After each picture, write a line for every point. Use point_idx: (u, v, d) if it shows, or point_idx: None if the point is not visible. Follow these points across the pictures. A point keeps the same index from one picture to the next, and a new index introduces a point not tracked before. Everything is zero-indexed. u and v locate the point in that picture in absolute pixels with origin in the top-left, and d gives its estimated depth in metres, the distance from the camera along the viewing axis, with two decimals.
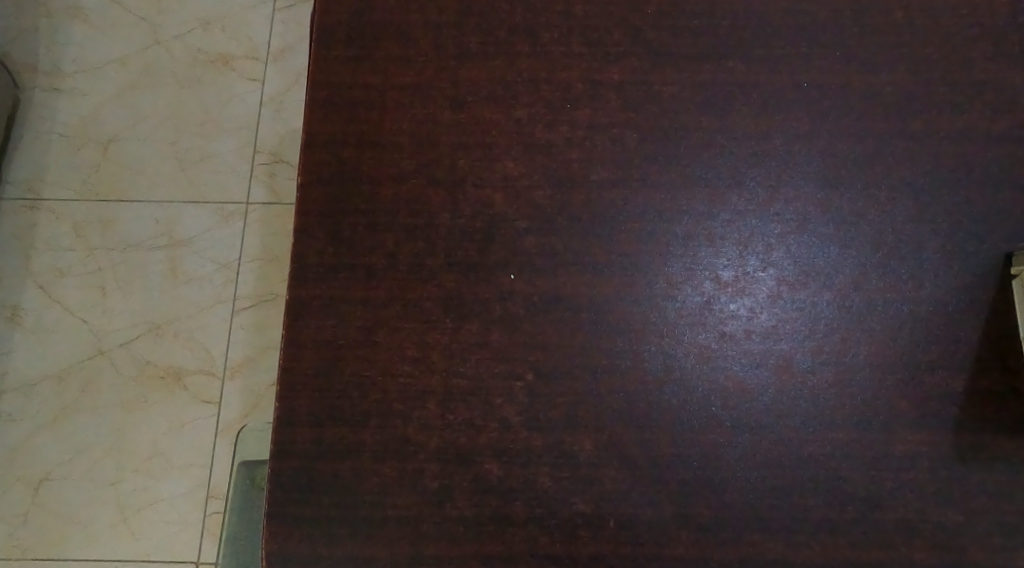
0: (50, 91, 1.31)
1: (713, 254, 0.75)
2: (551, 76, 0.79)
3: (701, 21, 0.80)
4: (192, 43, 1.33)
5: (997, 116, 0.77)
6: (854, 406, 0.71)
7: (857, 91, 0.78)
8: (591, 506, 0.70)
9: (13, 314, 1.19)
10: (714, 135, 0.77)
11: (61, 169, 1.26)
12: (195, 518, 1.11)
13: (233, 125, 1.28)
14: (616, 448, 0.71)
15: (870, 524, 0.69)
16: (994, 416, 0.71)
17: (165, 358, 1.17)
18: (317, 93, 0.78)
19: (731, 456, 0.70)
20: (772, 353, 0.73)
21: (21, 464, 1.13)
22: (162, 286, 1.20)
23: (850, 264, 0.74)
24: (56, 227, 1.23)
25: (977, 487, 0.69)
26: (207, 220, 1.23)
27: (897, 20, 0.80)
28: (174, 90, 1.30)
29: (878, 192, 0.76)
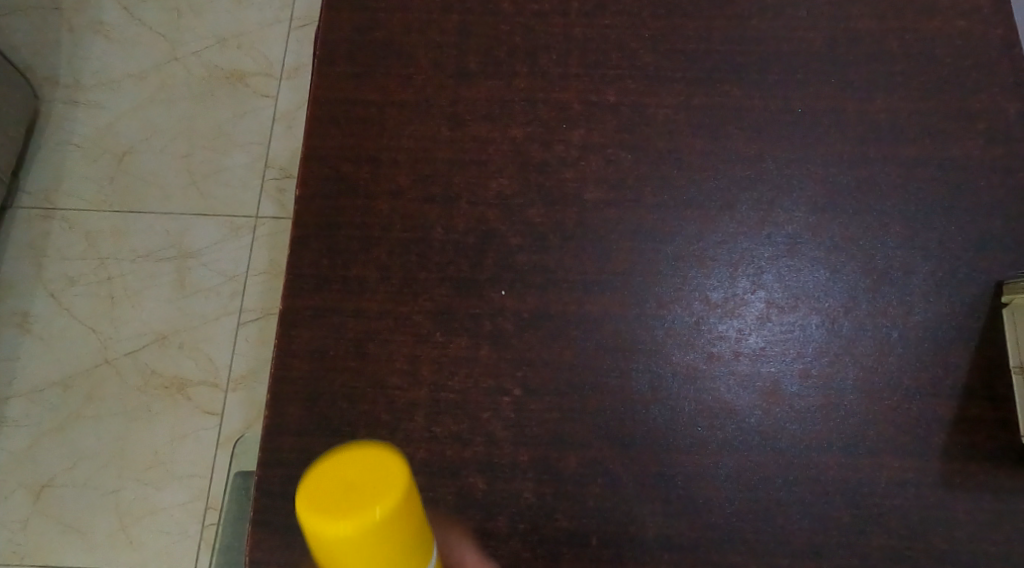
0: (68, 104, 1.33)
1: (704, 276, 0.75)
2: (547, 96, 0.80)
3: (698, 46, 0.82)
4: (209, 59, 1.35)
5: (990, 146, 0.77)
6: (842, 429, 0.71)
7: (851, 118, 0.79)
8: (573, 523, 0.69)
9: (22, 321, 1.21)
10: (707, 158, 0.78)
11: (76, 180, 1.28)
12: (194, 529, 1.10)
13: (244, 140, 1.30)
14: (600, 466, 0.71)
15: (855, 550, 0.68)
16: (984, 445, 0.70)
17: (169, 368, 1.18)
18: (317, 109, 0.80)
19: (716, 477, 0.70)
20: (760, 376, 0.73)
21: (25, 470, 1.14)
22: (169, 296, 1.21)
23: (840, 289, 0.75)
24: (70, 236, 1.25)
25: (964, 517, 0.69)
26: (216, 233, 1.25)
27: (892, 48, 0.81)
28: (189, 104, 1.32)
29: (869, 217, 0.76)
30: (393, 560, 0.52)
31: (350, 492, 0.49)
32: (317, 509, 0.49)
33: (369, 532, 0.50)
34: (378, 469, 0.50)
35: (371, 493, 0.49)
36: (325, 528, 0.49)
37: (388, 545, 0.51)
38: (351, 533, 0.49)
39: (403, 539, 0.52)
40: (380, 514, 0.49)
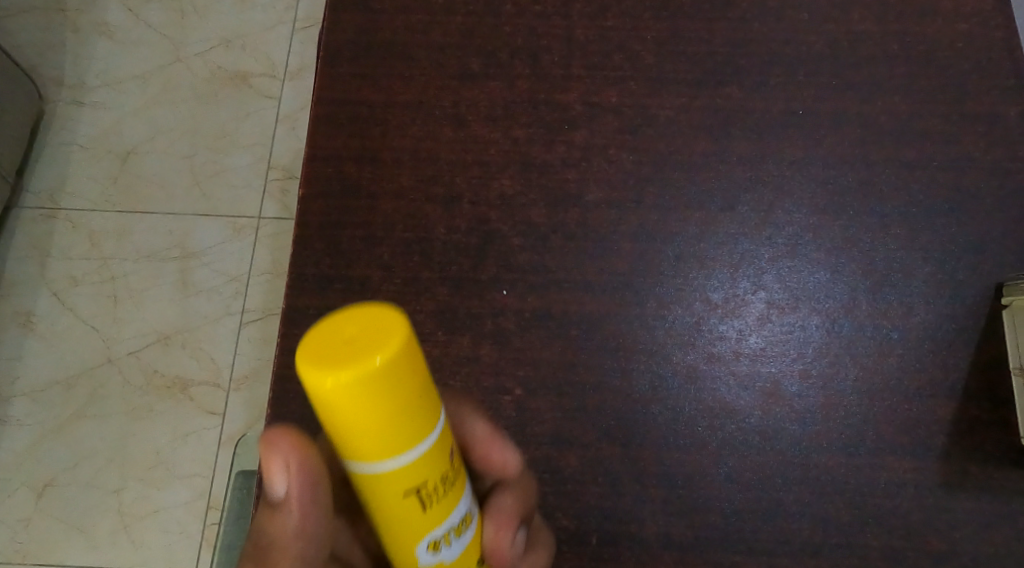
0: (72, 104, 1.34)
1: (704, 276, 0.75)
2: (550, 98, 0.81)
3: (699, 48, 0.82)
4: (212, 60, 1.36)
5: (990, 148, 0.77)
6: (842, 430, 0.71)
7: (851, 119, 0.79)
8: (573, 522, 0.70)
9: (25, 321, 1.21)
10: (708, 159, 0.78)
11: (80, 180, 1.29)
12: (195, 528, 1.11)
13: (247, 141, 1.30)
14: (600, 465, 0.71)
15: (854, 550, 0.69)
16: (983, 446, 0.71)
17: (171, 368, 1.18)
18: (319, 108, 0.80)
19: (716, 476, 0.71)
20: (760, 376, 0.73)
21: (27, 469, 1.14)
22: (171, 296, 1.22)
23: (840, 290, 0.75)
24: (73, 236, 1.26)
25: (963, 517, 0.69)
26: (219, 233, 1.25)
27: (893, 51, 0.81)
28: (193, 105, 1.33)
29: (869, 219, 0.76)
30: (400, 423, 0.47)
31: (349, 343, 0.46)
32: (313, 362, 0.45)
33: (371, 384, 0.46)
34: (379, 320, 0.46)
35: (370, 340, 0.46)
36: (321, 379, 0.45)
37: (393, 403, 0.47)
38: (349, 384, 0.45)
39: (407, 396, 0.47)
40: (380, 361, 0.45)
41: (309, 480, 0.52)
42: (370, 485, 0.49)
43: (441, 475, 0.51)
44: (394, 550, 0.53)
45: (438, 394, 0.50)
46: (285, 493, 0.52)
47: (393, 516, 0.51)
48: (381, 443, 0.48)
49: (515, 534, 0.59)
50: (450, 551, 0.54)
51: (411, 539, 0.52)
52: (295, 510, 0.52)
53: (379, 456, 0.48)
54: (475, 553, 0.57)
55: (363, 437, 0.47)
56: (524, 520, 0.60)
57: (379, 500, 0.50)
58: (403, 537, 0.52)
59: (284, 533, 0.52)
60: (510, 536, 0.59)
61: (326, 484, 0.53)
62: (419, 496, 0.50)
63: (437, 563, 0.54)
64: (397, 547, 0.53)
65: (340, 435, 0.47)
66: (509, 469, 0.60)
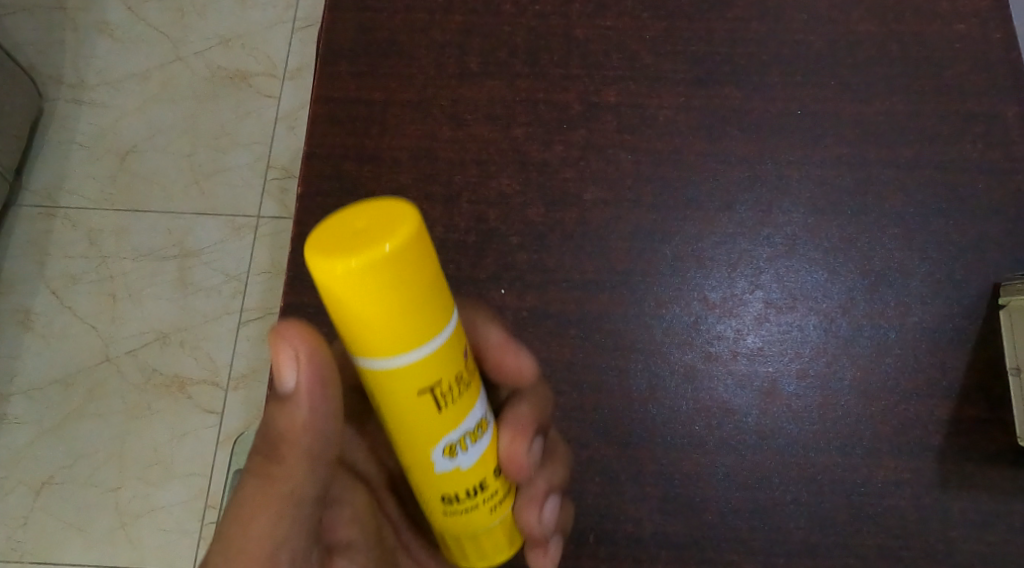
0: (72, 103, 1.34)
1: (702, 276, 0.76)
2: (549, 97, 0.81)
3: (699, 47, 0.82)
4: (212, 59, 1.35)
5: (988, 148, 0.77)
6: (839, 429, 0.72)
7: (850, 119, 0.79)
8: (570, 521, 0.71)
9: (24, 319, 1.21)
10: (707, 159, 0.79)
11: (79, 179, 1.29)
12: (192, 527, 1.11)
13: (247, 140, 1.30)
14: (597, 464, 0.71)
15: (850, 550, 0.69)
16: (980, 445, 0.71)
17: (169, 367, 1.18)
18: (318, 106, 0.80)
19: (713, 476, 0.71)
20: (757, 375, 0.73)
21: (25, 467, 1.14)
22: (170, 295, 1.22)
23: (838, 289, 0.75)
24: (73, 235, 1.26)
25: (959, 517, 0.69)
26: (218, 232, 1.25)
27: (892, 51, 0.81)
28: (193, 104, 1.33)
29: (867, 219, 0.76)
30: (410, 314, 0.51)
31: (360, 234, 0.49)
32: (325, 252, 0.49)
33: (381, 271, 0.49)
34: (388, 212, 0.50)
35: (380, 230, 0.49)
36: (333, 270, 0.49)
37: (404, 293, 0.50)
38: (359, 271, 0.49)
39: (417, 286, 0.50)
40: (389, 249, 0.49)
41: (317, 374, 0.57)
42: (384, 384, 0.53)
43: (454, 375, 0.54)
44: (413, 456, 0.56)
45: (449, 296, 0.53)
46: (295, 385, 0.57)
47: (409, 418, 0.54)
48: (394, 336, 0.51)
49: (531, 444, 0.63)
50: (467, 456, 0.57)
51: (428, 441, 0.55)
52: (305, 401, 0.57)
53: (390, 351, 0.52)
54: (491, 463, 0.60)
55: (375, 331, 0.51)
56: (540, 428, 0.65)
57: (394, 400, 0.53)
58: (420, 441, 0.55)
59: (294, 423, 0.57)
60: (526, 445, 0.63)
61: (333, 380, 0.58)
62: (433, 394, 0.54)
63: (454, 469, 0.57)
64: (415, 449, 0.56)
65: (352, 331, 0.51)
66: (523, 372, 0.67)
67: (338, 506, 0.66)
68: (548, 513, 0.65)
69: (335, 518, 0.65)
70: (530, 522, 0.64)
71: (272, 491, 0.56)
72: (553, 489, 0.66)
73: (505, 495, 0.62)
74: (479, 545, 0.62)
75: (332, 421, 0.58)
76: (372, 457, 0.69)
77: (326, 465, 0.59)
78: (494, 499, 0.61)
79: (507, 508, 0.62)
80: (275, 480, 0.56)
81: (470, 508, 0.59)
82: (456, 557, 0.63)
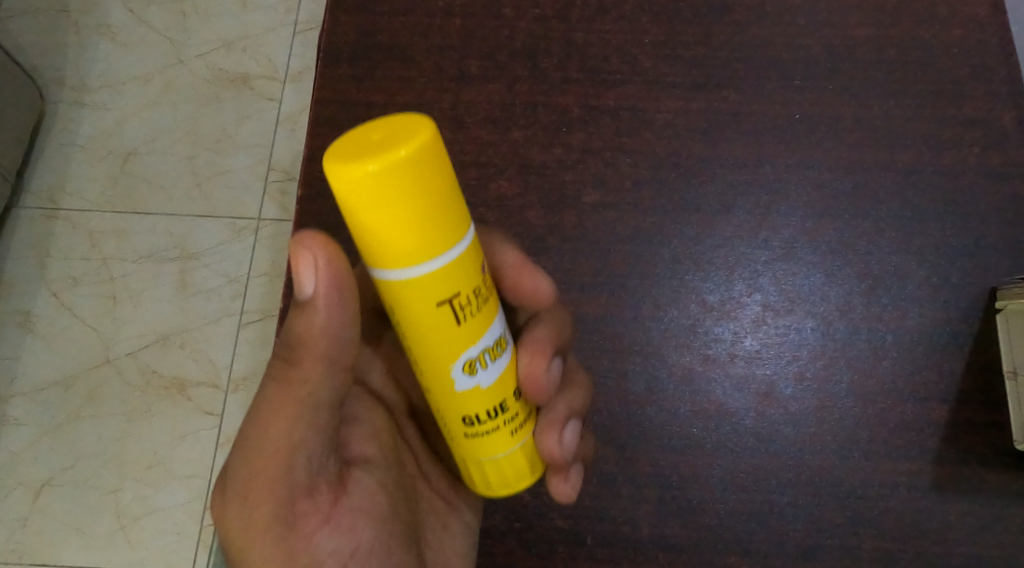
0: (74, 105, 1.29)
1: (700, 278, 0.76)
2: (548, 100, 0.81)
3: (697, 51, 0.82)
4: (214, 61, 1.30)
5: (985, 153, 0.78)
6: (836, 432, 0.72)
7: (848, 123, 0.79)
8: (568, 522, 0.71)
9: (24, 320, 1.19)
10: (705, 163, 0.79)
11: (80, 180, 1.25)
12: (191, 529, 1.09)
13: (248, 142, 1.26)
14: (595, 466, 0.72)
15: (847, 552, 0.69)
16: (977, 449, 0.71)
17: (169, 369, 1.16)
18: (319, 108, 0.81)
19: (711, 478, 0.71)
20: (755, 377, 0.73)
21: (24, 469, 1.12)
22: (171, 297, 1.19)
23: (835, 293, 0.75)
24: (72, 235, 1.23)
25: (956, 520, 0.70)
26: (219, 234, 1.22)
27: (889, 56, 0.81)
28: (195, 107, 1.28)
29: (865, 222, 0.77)
30: (426, 222, 0.52)
31: (377, 142, 0.51)
32: (343, 159, 0.50)
33: (398, 175, 0.50)
34: (405, 123, 0.51)
35: (396, 137, 0.51)
36: (350, 175, 0.50)
37: (420, 201, 0.51)
38: (376, 174, 0.50)
39: (433, 195, 0.51)
40: (405, 153, 0.50)
41: (334, 281, 0.58)
42: (401, 296, 0.54)
43: (472, 288, 0.54)
44: (431, 371, 0.57)
45: (467, 212, 0.54)
46: (314, 291, 0.58)
47: (427, 330, 0.55)
48: (410, 245, 0.52)
49: (549, 362, 0.63)
50: (487, 375, 0.57)
51: (446, 357, 0.56)
52: (322, 306, 0.58)
53: (407, 261, 0.52)
54: (513, 385, 0.59)
55: (391, 239, 0.52)
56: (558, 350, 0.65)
57: (412, 312, 0.54)
58: (438, 355, 0.56)
59: (312, 327, 0.58)
60: (544, 364, 0.62)
61: (351, 288, 0.59)
62: (451, 306, 0.54)
63: (474, 388, 0.57)
64: (434, 367, 0.56)
65: (369, 240, 0.52)
66: (540, 294, 0.67)
67: (355, 423, 0.66)
68: (567, 437, 0.64)
69: (354, 435, 0.65)
70: (552, 448, 0.63)
71: (291, 395, 0.58)
72: (573, 416, 0.65)
73: (527, 420, 0.61)
74: (500, 474, 0.60)
75: (349, 328, 0.59)
76: (392, 381, 0.69)
77: (343, 374, 0.60)
78: (516, 423, 0.60)
79: (529, 434, 0.61)
80: (293, 384, 0.58)
81: (490, 432, 0.59)
82: (477, 488, 0.61)
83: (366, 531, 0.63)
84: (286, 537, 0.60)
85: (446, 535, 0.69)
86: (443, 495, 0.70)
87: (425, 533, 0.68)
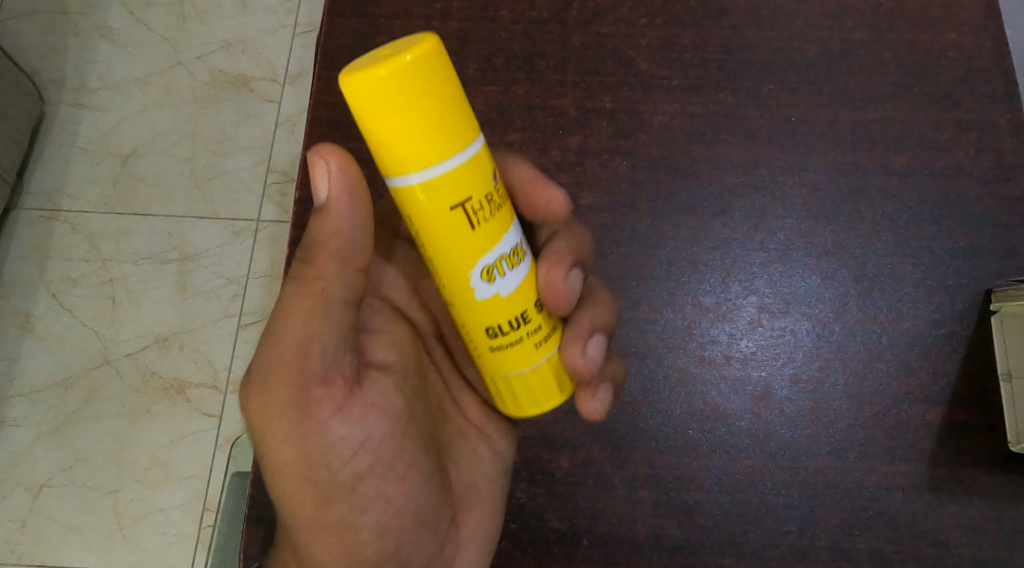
0: (74, 106, 1.28)
1: (696, 280, 0.76)
2: (544, 103, 0.81)
3: (693, 54, 0.82)
4: (214, 64, 1.29)
5: (980, 155, 0.78)
6: (831, 434, 0.72)
7: (843, 127, 0.80)
8: (565, 523, 0.72)
9: (24, 322, 1.18)
10: (701, 165, 0.79)
11: (79, 182, 1.24)
12: (190, 530, 1.10)
13: (247, 144, 1.25)
14: (591, 467, 0.72)
15: (842, 554, 0.70)
16: (971, 450, 0.71)
17: (169, 370, 1.15)
18: (317, 112, 0.81)
19: (707, 479, 0.71)
20: (750, 379, 0.74)
21: (22, 470, 1.12)
22: (170, 298, 1.19)
23: (830, 295, 0.75)
24: (71, 236, 1.22)
25: (950, 521, 0.70)
26: (219, 235, 1.21)
27: (884, 59, 0.81)
28: (194, 109, 1.27)
29: (860, 225, 0.77)
30: (434, 127, 0.54)
31: (385, 53, 0.54)
32: (354, 69, 0.53)
33: (406, 80, 0.53)
34: (412, 36, 0.54)
35: (402, 46, 0.54)
36: (361, 82, 0.53)
37: (428, 106, 0.54)
38: (385, 79, 0.53)
39: (440, 100, 0.54)
40: (411, 58, 0.53)
41: (347, 184, 0.60)
42: (416, 204, 0.56)
43: (485, 195, 0.56)
44: (451, 283, 0.58)
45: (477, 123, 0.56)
46: (326, 194, 0.59)
47: (444, 238, 0.57)
48: (421, 151, 0.54)
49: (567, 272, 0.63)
50: (506, 282, 0.59)
51: (464, 263, 0.57)
52: (336, 207, 0.60)
53: (419, 166, 0.55)
54: (533, 297, 0.60)
55: (402, 145, 0.54)
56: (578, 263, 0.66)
57: (428, 220, 0.56)
58: (457, 263, 0.57)
59: (326, 228, 0.60)
60: (562, 274, 0.63)
61: (364, 193, 0.60)
62: (464, 211, 0.56)
63: (494, 296, 0.58)
64: (453, 276, 0.58)
65: (381, 148, 0.55)
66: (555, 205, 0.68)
67: (375, 333, 0.67)
68: (592, 349, 0.64)
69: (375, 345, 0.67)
70: (576, 360, 0.63)
71: (306, 290, 0.60)
72: (596, 330, 0.65)
73: (552, 333, 0.62)
74: (527, 387, 0.61)
75: (362, 231, 0.61)
76: (415, 302, 0.71)
77: (360, 275, 0.62)
78: (540, 335, 0.61)
79: (554, 348, 0.62)
80: (310, 279, 0.60)
81: (514, 345, 0.60)
82: (508, 408, 0.62)
83: (379, 426, 0.64)
84: (301, 421, 0.61)
85: (474, 458, 0.70)
86: (474, 421, 0.71)
87: (451, 450, 0.70)
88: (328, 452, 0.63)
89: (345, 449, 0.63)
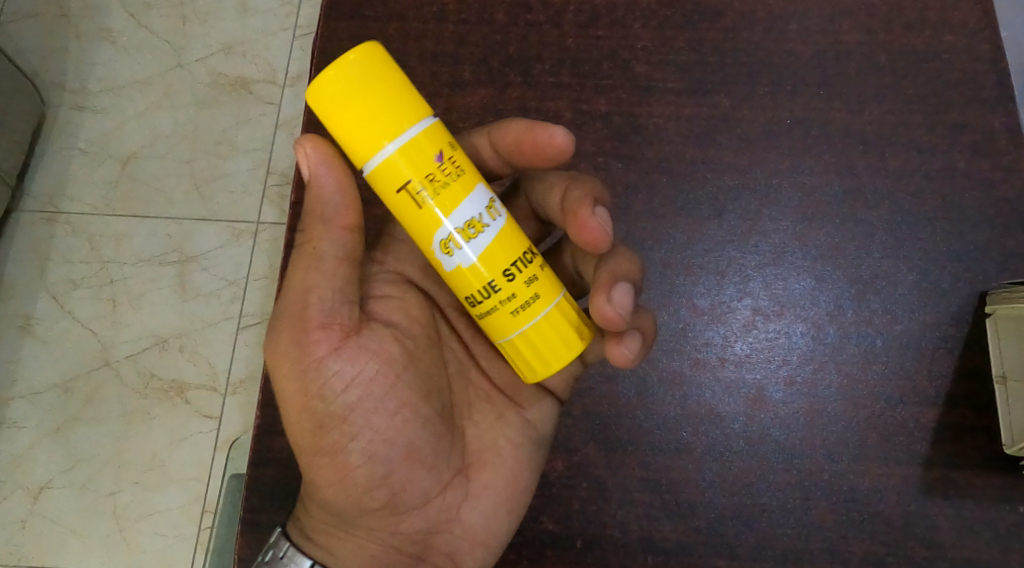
0: (75, 109, 1.26)
1: (691, 283, 0.76)
2: (539, 105, 0.81)
3: (689, 56, 0.82)
4: (214, 66, 1.26)
5: (975, 157, 0.78)
6: (826, 437, 0.72)
7: (837, 130, 0.79)
8: (559, 525, 0.72)
9: (25, 324, 1.18)
10: (696, 168, 0.79)
11: (80, 183, 1.23)
12: (190, 532, 1.10)
13: (248, 145, 1.24)
14: (586, 469, 0.73)
15: (836, 556, 0.70)
16: (965, 452, 0.71)
17: (169, 373, 1.15)
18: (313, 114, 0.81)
19: (700, 481, 0.72)
20: (745, 382, 0.74)
21: (22, 473, 1.12)
22: (170, 301, 1.18)
23: (825, 298, 0.76)
24: (71, 238, 1.21)
25: (942, 522, 0.70)
26: (220, 238, 1.20)
27: (880, 61, 0.81)
28: (194, 111, 1.25)
29: (854, 228, 0.77)
30: (374, 114, 0.59)
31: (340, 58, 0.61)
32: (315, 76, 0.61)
33: (346, 75, 0.59)
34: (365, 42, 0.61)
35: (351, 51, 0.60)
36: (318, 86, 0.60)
37: (369, 97, 0.59)
38: (330, 78, 0.59)
39: (380, 90, 0.59)
40: (352, 56, 0.59)
41: (322, 158, 0.63)
42: (376, 188, 0.61)
43: (428, 172, 0.60)
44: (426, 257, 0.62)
45: (423, 105, 0.61)
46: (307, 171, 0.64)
47: (403, 216, 0.61)
48: (366, 137, 0.60)
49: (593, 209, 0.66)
50: (466, 253, 0.61)
51: (425, 238, 0.61)
52: (318, 178, 0.64)
53: (365, 152, 0.60)
54: (503, 265, 0.61)
55: (351, 135, 0.60)
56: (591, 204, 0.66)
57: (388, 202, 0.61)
58: (419, 238, 0.62)
59: (313, 198, 0.64)
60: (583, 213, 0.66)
61: (341, 163, 0.64)
62: (411, 189, 0.60)
63: (458, 267, 0.61)
64: (424, 250, 0.62)
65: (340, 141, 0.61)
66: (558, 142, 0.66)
67: (383, 297, 0.68)
68: (619, 296, 0.64)
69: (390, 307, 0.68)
70: (603, 311, 0.64)
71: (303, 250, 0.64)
72: (620, 277, 0.66)
73: (534, 300, 0.62)
74: (518, 352, 0.63)
75: (343, 195, 0.64)
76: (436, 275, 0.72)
77: (351, 232, 0.64)
78: (516, 303, 0.62)
79: (538, 313, 0.62)
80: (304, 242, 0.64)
81: (492, 312, 0.62)
82: (524, 373, 0.65)
83: (370, 364, 0.65)
84: (300, 358, 0.64)
85: (497, 423, 0.70)
86: (503, 391, 0.71)
87: (472, 416, 0.70)
88: (322, 385, 0.64)
89: (338, 383, 0.64)
